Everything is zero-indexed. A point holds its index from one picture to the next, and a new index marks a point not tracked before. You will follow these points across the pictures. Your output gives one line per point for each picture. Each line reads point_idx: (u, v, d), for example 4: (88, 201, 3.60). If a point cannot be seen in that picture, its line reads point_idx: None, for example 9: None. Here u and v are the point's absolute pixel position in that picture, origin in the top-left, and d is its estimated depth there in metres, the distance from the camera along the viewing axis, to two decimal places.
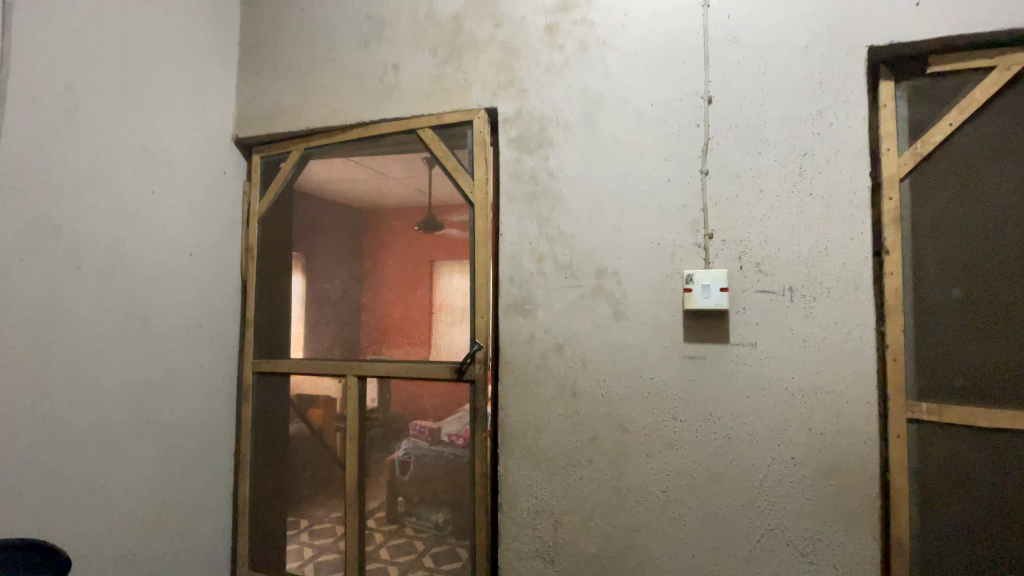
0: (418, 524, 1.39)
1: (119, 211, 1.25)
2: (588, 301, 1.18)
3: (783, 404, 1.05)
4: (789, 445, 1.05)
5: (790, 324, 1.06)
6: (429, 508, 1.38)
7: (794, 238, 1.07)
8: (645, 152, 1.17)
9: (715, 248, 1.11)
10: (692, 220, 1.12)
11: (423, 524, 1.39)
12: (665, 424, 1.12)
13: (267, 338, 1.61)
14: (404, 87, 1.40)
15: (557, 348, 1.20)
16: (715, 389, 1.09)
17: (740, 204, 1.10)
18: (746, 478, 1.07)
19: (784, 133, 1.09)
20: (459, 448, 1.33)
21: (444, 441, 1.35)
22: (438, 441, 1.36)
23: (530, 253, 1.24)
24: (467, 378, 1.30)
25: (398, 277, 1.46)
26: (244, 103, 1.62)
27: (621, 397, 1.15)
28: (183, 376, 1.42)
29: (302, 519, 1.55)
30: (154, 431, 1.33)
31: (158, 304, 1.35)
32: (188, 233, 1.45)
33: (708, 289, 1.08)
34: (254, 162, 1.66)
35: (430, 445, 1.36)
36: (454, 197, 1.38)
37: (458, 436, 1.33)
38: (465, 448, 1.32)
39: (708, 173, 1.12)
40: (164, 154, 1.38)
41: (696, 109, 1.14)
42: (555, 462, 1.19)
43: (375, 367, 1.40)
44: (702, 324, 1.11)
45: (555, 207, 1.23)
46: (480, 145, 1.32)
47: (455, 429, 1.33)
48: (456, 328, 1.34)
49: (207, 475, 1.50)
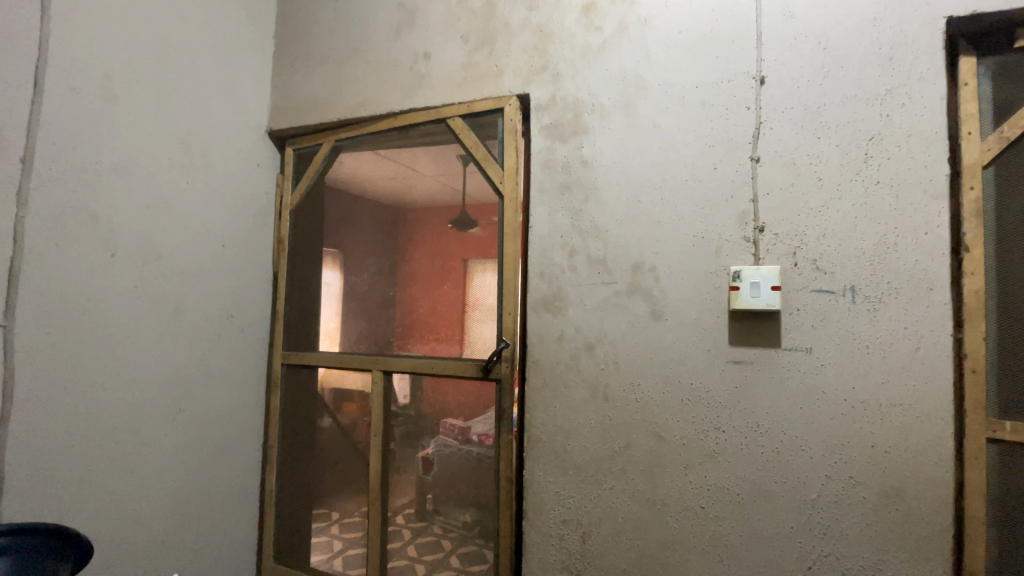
0: (446, 524, 1.34)
1: (155, 201, 1.27)
2: (622, 299, 1.10)
3: (842, 417, 0.95)
4: (847, 463, 0.94)
5: (852, 329, 0.95)
6: (455, 508, 1.33)
7: (857, 232, 0.95)
8: (688, 139, 1.07)
9: (767, 242, 1.00)
10: (741, 211, 1.02)
11: (451, 524, 1.33)
12: (706, 435, 1.02)
13: (296, 331, 1.61)
14: (435, 76, 1.36)
15: (588, 348, 1.12)
16: (763, 399, 0.99)
17: (796, 193, 0.99)
18: (796, 498, 0.96)
19: (846, 115, 0.98)
20: (487, 448, 1.28)
21: (473, 440, 1.30)
22: (467, 440, 1.31)
23: (561, 246, 1.16)
24: (493, 377, 1.24)
25: (425, 272, 1.42)
26: (278, 96, 1.61)
27: (657, 404, 1.06)
28: (214, 367, 1.43)
29: (331, 512, 1.52)
30: (185, 420, 1.35)
31: (191, 294, 1.36)
32: (223, 224, 1.46)
33: (758, 288, 0.98)
34: (287, 155, 1.65)
35: (460, 444, 1.32)
36: (484, 188, 1.31)
37: (487, 435, 1.27)
38: (491, 448, 1.27)
39: (759, 160, 1.02)
40: (200, 146, 1.39)
41: (747, 90, 1.04)
42: (584, 469, 1.11)
43: (402, 363, 1.38)
44: (751, 325, 1.00)
45: (589, 198, 1.14)
46: (511, 133, 1.25)
47: (483, 428, 1.28)
48: (484, 324, 1.29)
49: (235, 466, 1.50)
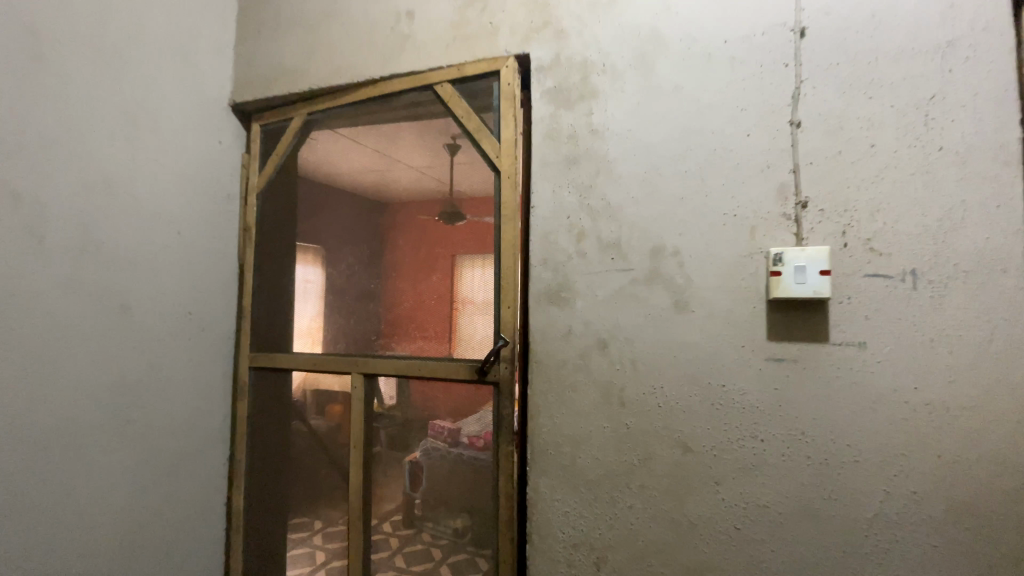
0: (435, 530, 1.19)
1: (94, 179, 1.08)
2: (640, 288, 0.95)
3: (900, 422, 0.81)
4: (908, 476, 0.80)
5: (913, 319, 0.81)
6: (445, 514, 1.19)
7: (917, 206, 0.81)
8: (716, 101, 0.92)
9: (812, 219, 0.85)
10: (779, 184, 0.88)
11: (441, 530, 1.19)
12: (740, 445, 0.88)
13: (266, 329, 1.43)
14: (419, 37, 1.19)
15: (600, 346, 0.97)
16: (808, 402, 0.85)
17: (844, 163, 0.85)
18: (848, 518, 0.83)
19: (902, 71, 0.83)
20: (480, 452, 1.12)
21: (464, 443, 1.13)
22: (459, 444, 1.14)
23: (567, 228, 1.01)
24: (490, 380, 1.08)
25: (412, 262, 1.27)
26: (242, 65, 1.43)
27: (683, 410, 0.91)
28: (169, 372, 1.25)
29: (314, 521, 1.36)
30: (135, 433, 1.17)
31: (140, 289, 1.18)
32: (180, 208, 1.28)
33: (804, 272, 0.83)
34: (254, 132, 1.47)
35: (448, 447, 1.16)
36: (476, 164, 1.15)
37: (479, 437, 1.12)
38: (486, 451, 1.11)
39: (800, 125, 0.87)
40: (149, 117, 1.20)
41: (785, 44, 0.89)
42: (597, 485, 0.96)
43: (385, 365, 1.21)
44: (793, 316, 0.86)
45: (599, 172, 0.99)
46: (508, 99, 1.08)
47: (475, 429, 1.13)
48: (479, 319, 1.13)
49: (196, 484, 1.32)
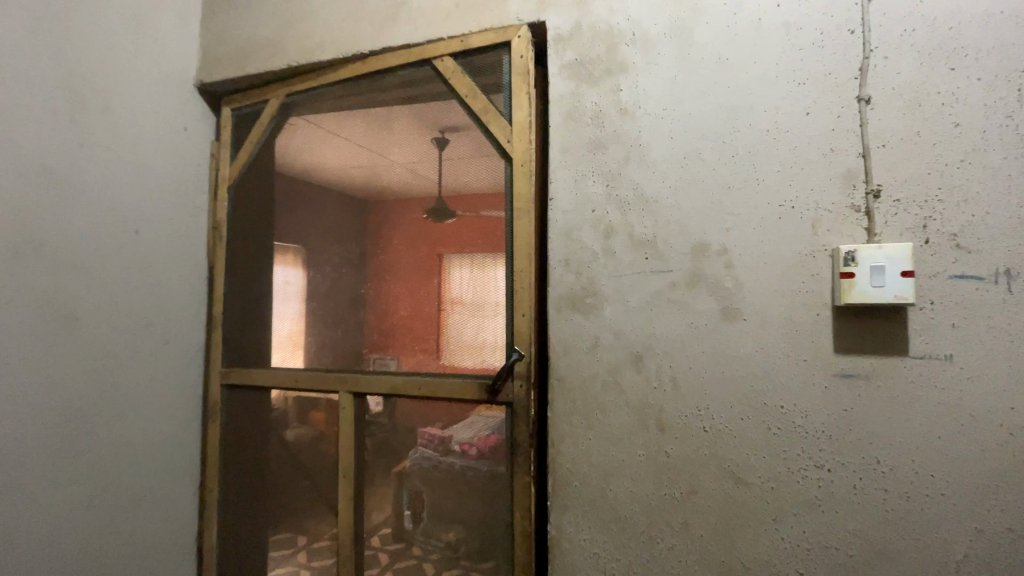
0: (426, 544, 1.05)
1: (30, 168, 0.91)
2: (680, 292, 0.81)
3: (997, 450, 0.69)
4: (1004, 513, 0.68)
5: (1009, 328, 0.69)
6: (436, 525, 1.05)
7: (1013, 195, 0.69)
8: (767, 74, 0.79)
9: (886, 211, 0.73)
10: (846, 170, 0.75)
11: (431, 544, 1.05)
12: (803, 476, 0.75)
13: (240, 341, 1.26)
14: (415, 6, 1.04)
15: (634, 360, 0.83)
16: (883, 426, 0.72)
17: (924, 145, 0.72)
18: (933, 562, 0.70)
19: (991, 36, 0.71)
20: (473, 461, 0.99)
21: (455, 451, 1.01)
22: (449, 453, 1.01)
23: (593, 224, 0.87)
24: (503, 399, 0.94)
25: (408, 263, 1.11)
26: (211, 41, 1.26)
27: (734, 435, 0.78)
28: (126, 392, 1.08)
29: (298, 536, 1.19)
30: (85, 466, 1.00)
31: (89, 297, 1.01)
32: (138, 203, 1.11)
33: (882, 274, 0.70)
34: (224, 116, 1.30)
35: (439, 456, 1.03)
36: (483, 151, 1.00)
37: (471, 445, 0.99)
38: (479, 460, 0.98)
39: (869, 101, 0.75)
40: (99, 97, 1.03)
41: (849, 6, 0.76)
42: (632, 524, 0.83)
43: (379, 382, 1.05)
44: (864, 325, 0.73)
45: (629, 157, 0.85)
46: (521, 74, 0.94)
47: (467, 436, 0.99)
48: (488, 328, 0.99)
49: (160, 518, 1.15)
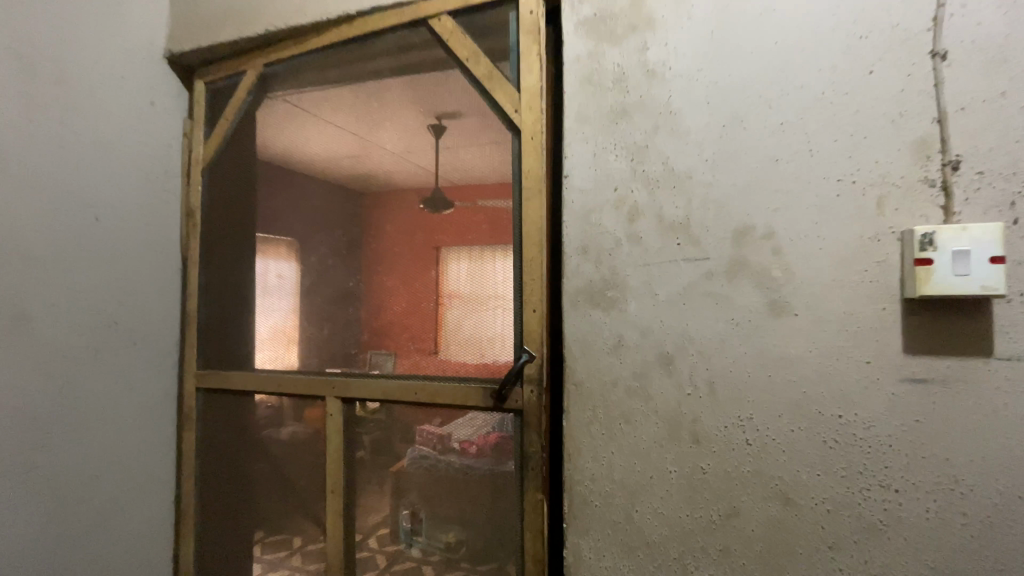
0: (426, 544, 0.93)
1: None
2: (718, 284, 0.70)
3: None
4: None
5: None
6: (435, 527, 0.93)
7: None
8: (821, 27, 0.67)
9: (966, 186, 0.62)
10: (917, 138, 0.64)
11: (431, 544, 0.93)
12: (865, 499, 0.64)
13: (217, 340, 1.14)
14: None
15: (664, 362, 0.72)
16: (963, 441, 0.61)
17: (1013, 107, 0.61)
18: None
19: None
20: (475, 459, 0.88)
21: (455, 448, 0.89)
22: (447, 450, 0.91)
23: (615, 204, 0.75)
24: (510, 407, 0.83)
25: (401, 251, 0.98)
26: (181, 6, 1.13)
27: (783, 450, 0.67)
28: (88, 399, 0.97)
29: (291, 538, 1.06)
30: (40, 484, 0.88)
31: (43, 292, 0.89)
32: (100, 186, 0.99)
33: (968, 260, 0.59)
34: (198, 91, 1.17)
35: (438, 455, 0.92)
36: (486, 125, 0.88)
37: (472, 442, 0.87)
38: (481, 457, 0.87)
39: (945, 55, 0.63)
40: (51, 65, 0.91)
41: None
42: (661, 551, 0.72)
43: (372, 385, 0.94)
44: (939, 321, 0.62)
45: (658, 126, 0.73)
46: (529, 33, 0.83)
47: (467, 432, 0.88)
48: (493, 325, 0.87)
49: (130, 538, 1.04)
